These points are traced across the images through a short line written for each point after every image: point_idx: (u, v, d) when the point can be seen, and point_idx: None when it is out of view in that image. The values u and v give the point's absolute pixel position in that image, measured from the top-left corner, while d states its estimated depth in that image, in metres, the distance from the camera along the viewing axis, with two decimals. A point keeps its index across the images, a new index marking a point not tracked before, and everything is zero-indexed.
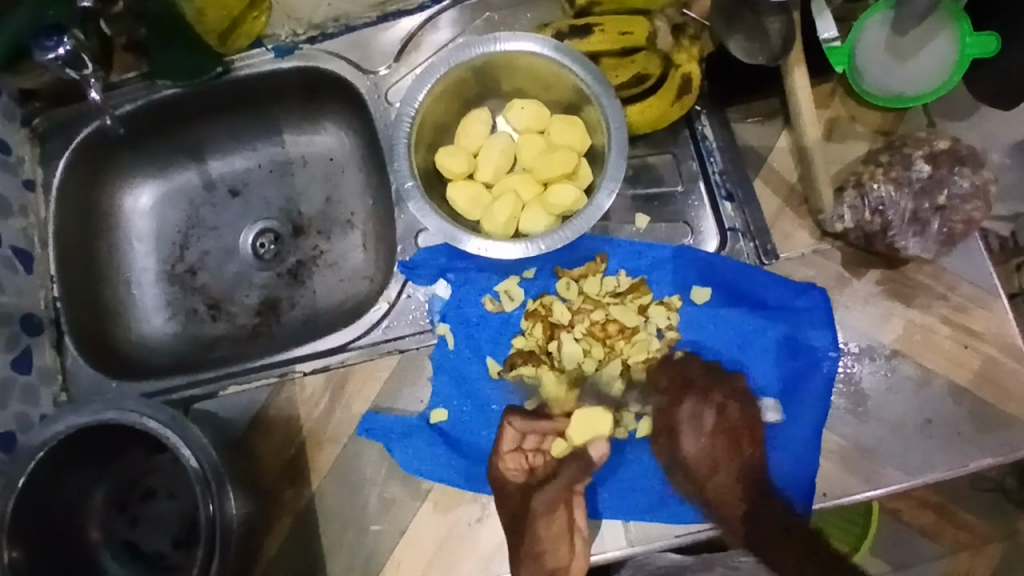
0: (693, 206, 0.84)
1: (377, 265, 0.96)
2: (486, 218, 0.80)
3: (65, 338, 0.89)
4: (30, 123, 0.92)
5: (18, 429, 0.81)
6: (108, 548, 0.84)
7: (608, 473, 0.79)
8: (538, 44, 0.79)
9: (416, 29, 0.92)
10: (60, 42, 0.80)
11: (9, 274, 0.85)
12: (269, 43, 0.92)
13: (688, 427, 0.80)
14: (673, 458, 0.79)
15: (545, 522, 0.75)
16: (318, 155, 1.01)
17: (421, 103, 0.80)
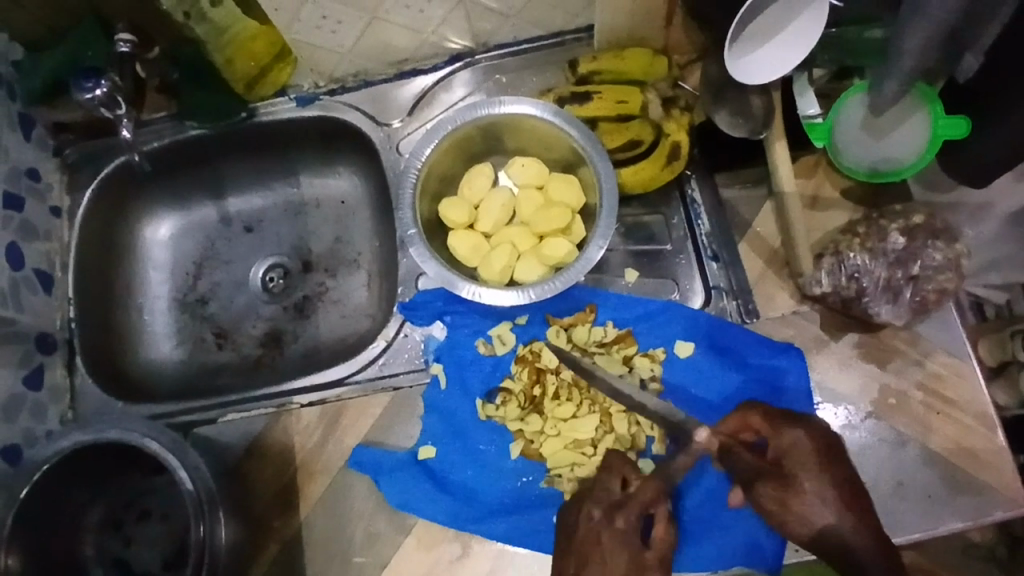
0: (681, 264, 0.88)
1: (379, 305, 1.00)
2: (483, 265, 0.85)
3: (75, 359, 0.93)
4: (61, 153, 0.99)
5: (24, 443, 0.85)
6: (99, 564, 0.87)
7: None
8: (538, 107, 0.85)
9: (431, 86, 0.99)
10: (98, 83, 0.86)
11: (28, 295, 0.90)
12: (292, 93, 0.99)
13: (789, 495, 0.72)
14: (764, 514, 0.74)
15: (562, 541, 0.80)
16: (331, 197, 1.06)
17: (429, 156, 0.86)
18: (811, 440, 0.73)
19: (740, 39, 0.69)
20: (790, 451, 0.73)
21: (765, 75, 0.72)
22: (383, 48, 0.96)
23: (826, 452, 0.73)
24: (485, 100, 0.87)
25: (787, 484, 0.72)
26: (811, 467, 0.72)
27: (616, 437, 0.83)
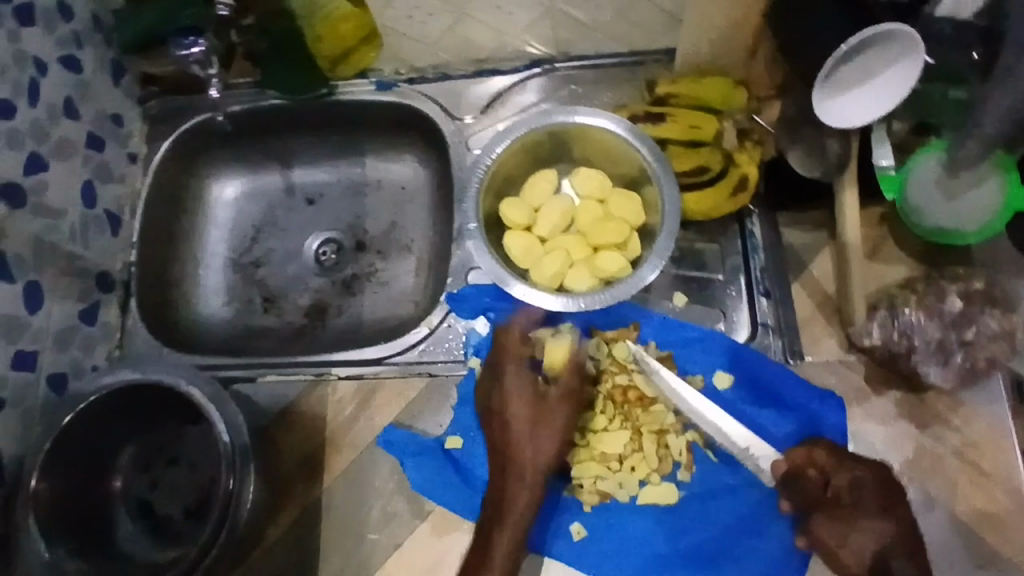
0: (731, 296, 0.88)
1: (425, 293, 1.02)
2: (535, 268, 0.86)
3: (131, 300, 0.97)
4: (145, 104, 1.03)
5: (71, 373, 0.88)
6: (124, 500, 0.88)
7: (620, 517, 0.82)
8: (612, 122, 0.86)
9: (505, 88, 1.00)
10: (195, 42, 0.93)
11: (97, 234, 0.94)
12: (373, 76, 1.02)
13: (844, 532, 0.73)
14: (821, 551, 0.75)
15: (499, 417, 0.82)
16: (393, 182, 1.08)
17: (499, 155, 0.88)
18: (874, 484, 0.73)
19: (829, 67, 0.71)
20: (850, 487, 0.74)
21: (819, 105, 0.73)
22: (467, 45, 1.02)
23: (888, 496, 0.73)
24: (561, 107, 0.88)
25: (844, 521, 0.73)
26: (869, 505, 0.73)
27: (644, 456, 0.83)
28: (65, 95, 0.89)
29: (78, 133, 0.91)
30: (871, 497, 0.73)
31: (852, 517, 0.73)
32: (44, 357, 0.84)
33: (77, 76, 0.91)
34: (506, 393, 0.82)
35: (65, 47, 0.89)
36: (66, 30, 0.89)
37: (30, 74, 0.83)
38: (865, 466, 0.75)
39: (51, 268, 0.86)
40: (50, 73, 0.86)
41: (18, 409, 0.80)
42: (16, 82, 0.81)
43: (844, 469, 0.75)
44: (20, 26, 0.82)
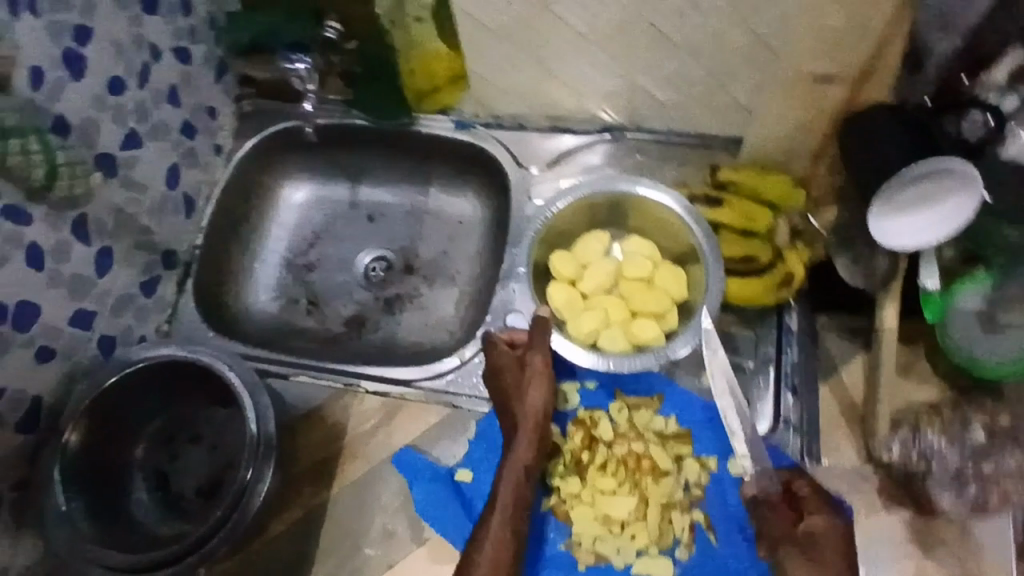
0: (757, 385, 0.90)
1: (461, 325, 1.06)
2: (572, 322, 0.88)
3: (188, 280, 1.02)
4: (240, 102, 1.10)
5: (120, 338, 0.93)
6: (142, 471, 0.91)
7: None
8: (672, 199, 0.89)
9: (573, 148, 1.05)
10: (300, 60, 1.03)
11: (172, 214, 0.99)
12: (452, 115, 1.08)
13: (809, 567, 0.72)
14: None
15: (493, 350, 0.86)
16: (451, 215, 1.13)
17: (559, 209, 0.92)
18: (843, 529, 0.73)
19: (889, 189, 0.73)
20: (822, 527, 0.73)
21: (879, 231, 0.75)
22: (546, 104, 1.03)
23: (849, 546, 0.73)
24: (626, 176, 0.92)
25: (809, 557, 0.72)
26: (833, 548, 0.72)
27: (645, 525, 0.83)
28: (171, 83, 0.95)
29: (175, 118, 0.97)
30: (839, 543, 0.72)
31: (820, 556, 0.72)
32: (100, 318, 0.89)
33: (185, 67, 0.97)
34: (493, 355, 0.86)
35: (180, 38, 0.96)
36: (185, 24, 0.96)
37: (145, 57, 0.90)
38: (836, 513, 0.74)
39: (124, 237, 0.91)
40: (162, 60, 0.93)
41: (66, 363, 0.84)
42: (131, 63, 0.88)
43: (816, 507, 0.74)
44: (144, 13, 0.89)
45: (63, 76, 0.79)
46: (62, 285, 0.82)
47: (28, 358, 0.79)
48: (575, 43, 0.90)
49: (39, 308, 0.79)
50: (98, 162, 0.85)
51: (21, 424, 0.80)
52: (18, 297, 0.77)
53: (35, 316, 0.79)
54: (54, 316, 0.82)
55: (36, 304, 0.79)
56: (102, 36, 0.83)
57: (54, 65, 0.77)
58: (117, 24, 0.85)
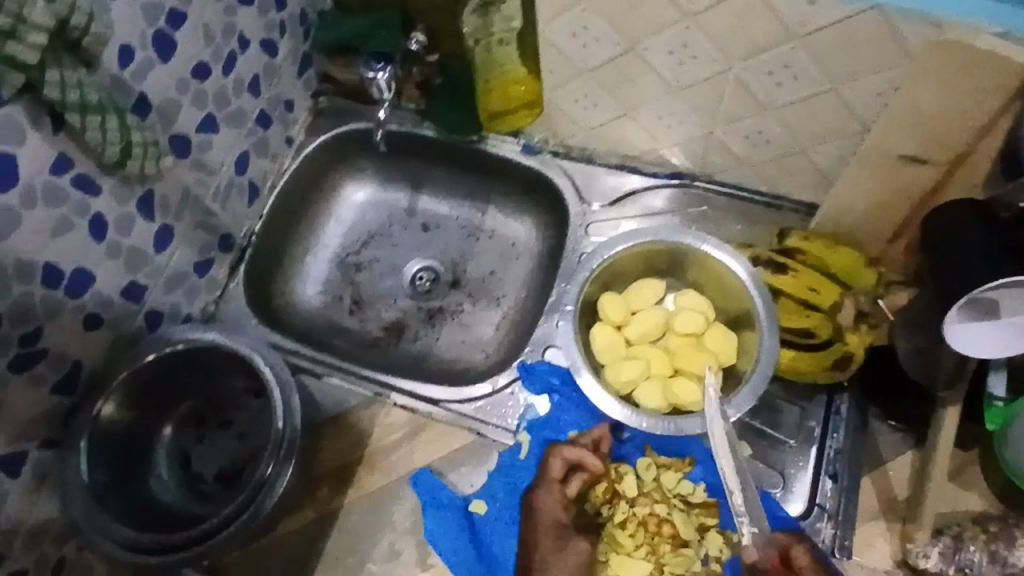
0: (796, 464, 0.86)
1: (499, 350, 1.06)
2: (611, 368, 0.85)
3: (241, 265, 1.04)
4: (317, 98, 1.11)
5: (167, 315, 0.94)
6: (167, 450, 0.93)
7: None
8: (736, 261, 0.86)
9: (638, 189, 1.03)
10: (383, 69, 0.99)
11: (236, 199, 1.01)
12: (522, 138, 1.07)
13: None
14: None
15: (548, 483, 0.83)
16: (506, 236, 1.13)
17: (617, 252, 0.89)
18: None
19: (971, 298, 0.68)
20: None
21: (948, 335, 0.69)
22: (619, 140, 1.00)
23: None
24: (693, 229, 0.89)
25: None
26: None
27: None
28: (254, 73, 0.97)
29: (253, 108, 0.99)
30: None
31: None
32: (151, 293, 0.91)
33: (270, 59, 0.99)
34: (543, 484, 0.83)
35: (270, 30, 0.97)
36: (275, 17, 0.97)
37: (232, 46, 0.91)
38: None
39: (185, 218, 0.93)
40: (249, 50, 0.94)
41: (111, 332, 0.86)
42: (218, 50, 0.89)
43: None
44: (239, 3, 0.90)
45: (151, 57, 0.81)
46: (119, 256, 0.84)
47: (75, 323, 0.81)
48: (657, 88, 0.88)
49: (93, 276, 0.82)
50: (171, 143, 0.87)
51: (59, 385, 0.82)
52: (76, 263, 0.79)
53: (89, 283, 0.81)
54: (107, 285, 0.84)
55: (91, 272, 0.81)
56: (194, 21, 0.85)
57: (144, 45, 0.79)
58: (211, 11, 0.86)
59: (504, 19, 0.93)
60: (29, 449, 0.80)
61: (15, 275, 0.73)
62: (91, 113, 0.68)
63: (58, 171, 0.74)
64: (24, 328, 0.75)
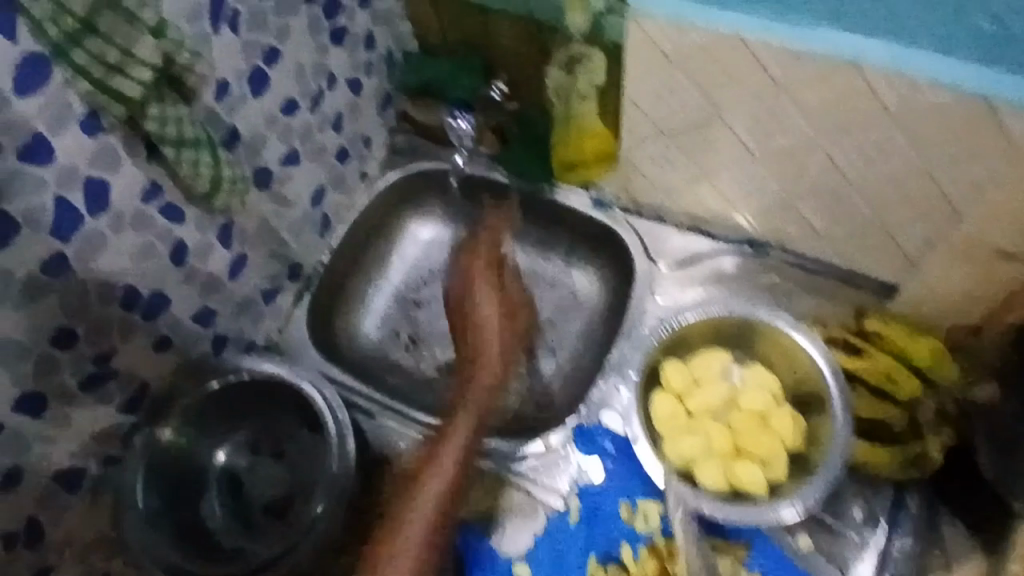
0: (857, 557, 0.82)
1: (552, 403, 1.04)
2: (670, 440, 0.83)
3: (306, 295, 1.05)
4: (394, 135, 1.12)
5: (233, 340, 0.96)
6: (218, 475, 0.93)
7: None
8: (812, 344, 0.83)
9: (705, 253, 1.00)
10: (464, 119, 1.05)
11: (309, 231, 1.03)
12: (594, 193, 1.07)
13: None
14: None
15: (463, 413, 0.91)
16: (567, 286, 1.11)
17: (687, 321, 0.87)
18: None
19: None
20: None
21: None
22: (694, 204, 0.98)
23: None
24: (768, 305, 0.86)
25: None
26: None
27: None
28: (339, 110, 0.99)
29: (334, 143, 1.01)
30: None
31: None
32: (220, 318, 0.92)
33: (354, 97, 1.01)
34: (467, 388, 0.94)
35: (356, 70, 0.99)
36: (364, 57, 1.00)
37: (321, 84, 0.94)
38: None
39: (260, 247, 0.95)
40: (336, 88, 0.97)
41: (179, 356, 0.88)
42: (307, 88, 0.92)
43: None
44: (331, 43, 0.93)
45: (245, 92, 0.83)
46: (194, 282, 0.86)
47: (147, 344, 0.83)
48: (740, 157, 0.86)
49: (168, 299, 0.83)
50: (256, 176, 0.89)
51: (124, 405, 0.83)
52: (153, 287, 0.81)
53: (163, 306, 0.83)
54: (179, 308, 0.86)
55: (166, 294, 0.83)
56: (288, 59, 0.87)
57: (241, 81, 0.82)
58: (306, 51, 0.89)
59: (588, 76, 0.93)
60: (89, 466, 0.82)
61: (98, 296, 0.74)
62: (186, 147, 0.69)
63: (148, 199, 0.76)
64: (99, 347, 0.77)
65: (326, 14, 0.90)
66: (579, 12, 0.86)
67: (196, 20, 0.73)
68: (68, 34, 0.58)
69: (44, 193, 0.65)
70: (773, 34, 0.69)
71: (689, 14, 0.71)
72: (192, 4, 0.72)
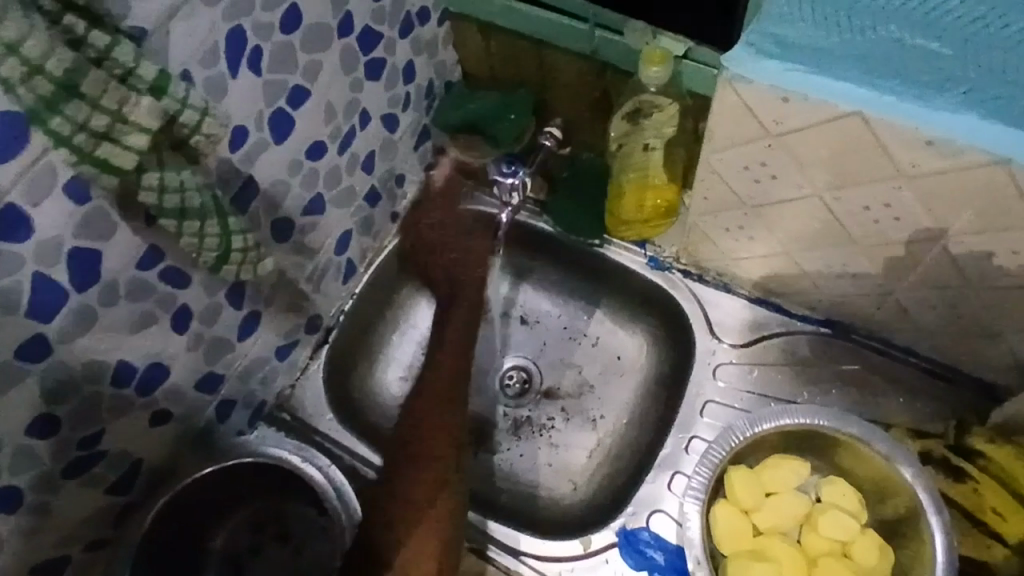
0: None
1: (591, 484, 0.92)
2: (735, 563, 0.72)
3: (324, 347, 0.94)
4: (430, 171, 1.01)
5: (241, 402, 0.86)
6: (218, 559, 0.86)
7: None
8: (913, 473, 0.72)
9: (776, 331, 0.88)
10: (513, 173, 0.87)
11: (331, 279, 0.92)
12: (650, 250, 0.92)
13: None
14: None
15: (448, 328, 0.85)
16: (612, 348, 0.98)
17: (764, 430, 0.76)
18: None
19: None
20: None
21: None
22: (775, 281, 0.85)
23: None
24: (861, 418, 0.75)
25: None
26: None
27: None
28: (371, 149, 0.88)
29: (364, 185, 0.90)
30: None
31: None
32: (227, 383, 0.83)
33: (389, 133, 0.90)
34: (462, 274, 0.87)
35: (393, 104, 0.88)
36: (402, 90, 0.88)
37: (352, 123, 0.83)
38: None
39: (276, 302, 0.84)
40: (368, 126, 0.86)
41: (178, 427, 0.79)
42: (336, 128, 0.81)
43: None
44: (366, 77, 0.82)
45: (266, 138, 0.72)
46: (199, 347, 0.76)
47: (142, 419, 0.74)
48: (837, 240, 0.74)
49: (168, 370, 0.74)
50: (274, 228, 0.79)
51: (115, 484, 0.75)
52: (150, 358, 0.71)
53: (161, 376, 0.73)
54: (181, 378, 0.76)
55: (166, 365, 0.73)
56: (316, 98, 0.76)
57: (260, 127, 0.71)
58: (337, 88, 0.78)
59: (656, 129, 0.82)
60: (73, 552, 0.74)
61: (85, 376, 0.65)
62: (189, 218, 0.59)
63: (145, 266, 0.65)
64: (86, 429, 0.68)
65: (362, 46, 0.79)
66: (658, 64, 0.73)
67: (210, 62, 0.62)
68: (44, 98, 0.48)
69: (21, 271, 0.56)
70: (896, 110, 0.56)
71: (796, 81, 0.58)
72: (206, 44, 0.61)
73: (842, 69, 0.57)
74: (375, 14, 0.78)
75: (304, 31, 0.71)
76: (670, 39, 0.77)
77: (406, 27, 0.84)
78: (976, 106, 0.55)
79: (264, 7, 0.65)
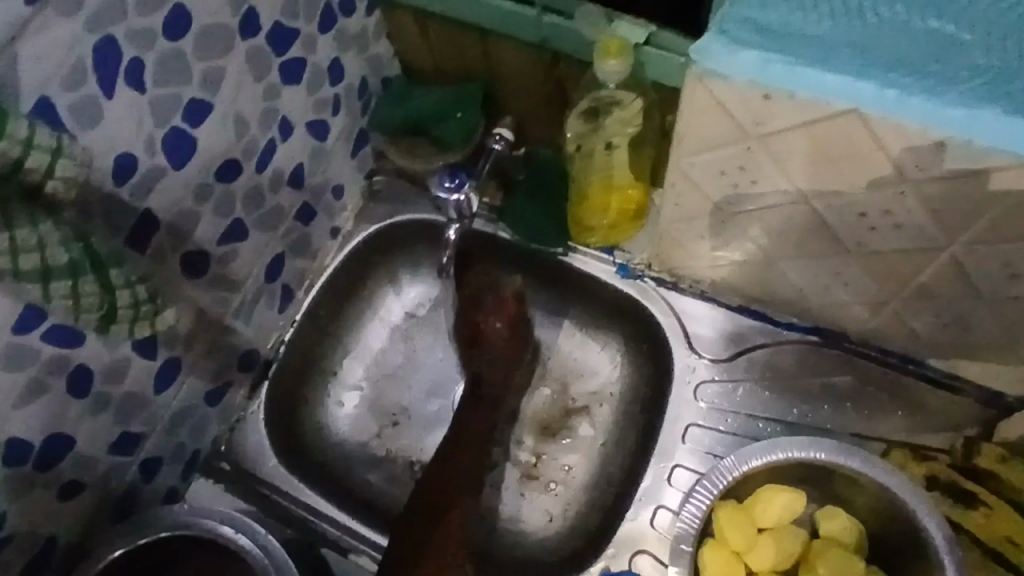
0: None
1: (572, 518, 0.81)
2: None
3: (263, 385, 0.83)
4: (371, 178, 0.89)
5: (168, 458, 0.76)
6: None
7: None
8: (928, 515, 0.65)
9: (762, 343, 0.80)
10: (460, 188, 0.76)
11: (263, 308, 0.80)
12: (618, 257, 0.83)
13: None
14: None
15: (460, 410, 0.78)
16: (585, 365, 0.86)
17: (752, 467, 0.68)
18: None
19: None
20: None
21: None
22: (764, 287, 0.76)
23: None
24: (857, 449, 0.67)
25: None
26: None
27: None
28: (297, 162, 0.77)
29: (294, 202, 0.79)
30: None
31: None
32: (149, 440, 0.73)
33: (319, 143, 0.79)
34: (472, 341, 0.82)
35: (320, 110, 0.77)
36: (329, 93, 0.77)
37: (271, 135, 0.72)
38: None
39: (198, 345, 0.74)
40: (293, 137, 0.75)
41: (94, 496, 0.69)
42: (252, 143, 0.70)
43: None
44: (284, 81, 0.70)
45: (162, 164, 0.61)
46: (107, 407, 0.66)
47: (48, 495, 0.64)
48: (829, 246, 0.65)
49: (73, 441, 0.64)
50: (185, 263, 0.68)
51: (23, 571, 0.66)
52: (47, 430, 0.61)
53: (64, 449, 0.64)
54: (90, 444, 0.66)
55: (69, 436, 0.63)
56: (223, 112, 0.65)
57: (152, 151, 0.60)
58: (248, 98, 0.67)
59: (621, 125, 0.73)
60: None
61: None
62: (55, 278, 0.49)
63: (24, 328, 0.55)
64: None
65: (275, 46, 0.67)
66: (616, 58, 0.65)
67: (75, 83, 0.52)
68: None
69: None
70: (895, 107, 0.48)
71: (780, 74, 0.49)
72: (67, 61, 0.51)
73: (834, 58, 0.48)
74: (286, 8, 0.67)
75: (196, 34, 0.59)
76: (630, 27, 0.69)
77: (327, 19, 0.72)
78: (992, 99, 0.46)
79: (138, 12, 0.54)
